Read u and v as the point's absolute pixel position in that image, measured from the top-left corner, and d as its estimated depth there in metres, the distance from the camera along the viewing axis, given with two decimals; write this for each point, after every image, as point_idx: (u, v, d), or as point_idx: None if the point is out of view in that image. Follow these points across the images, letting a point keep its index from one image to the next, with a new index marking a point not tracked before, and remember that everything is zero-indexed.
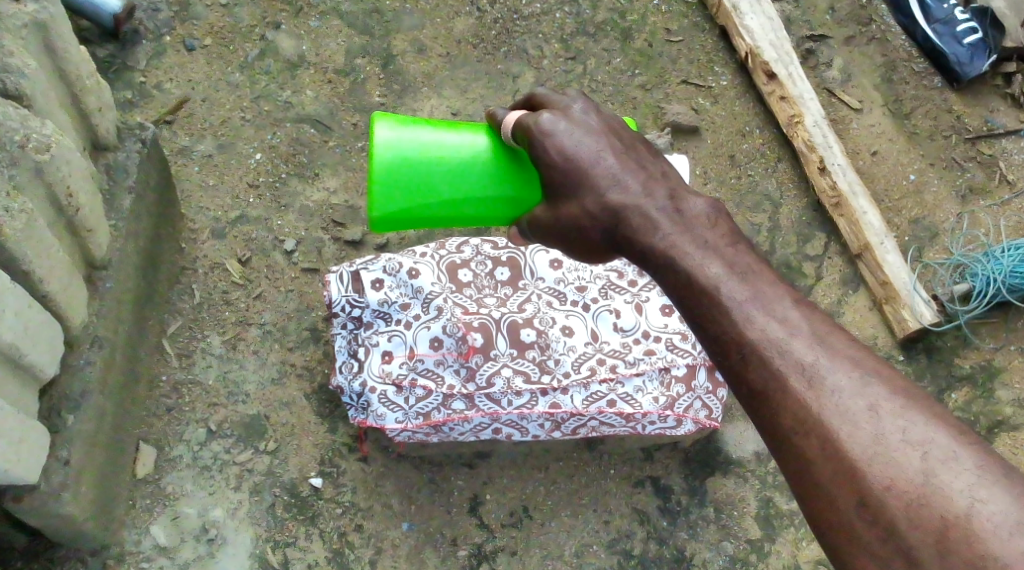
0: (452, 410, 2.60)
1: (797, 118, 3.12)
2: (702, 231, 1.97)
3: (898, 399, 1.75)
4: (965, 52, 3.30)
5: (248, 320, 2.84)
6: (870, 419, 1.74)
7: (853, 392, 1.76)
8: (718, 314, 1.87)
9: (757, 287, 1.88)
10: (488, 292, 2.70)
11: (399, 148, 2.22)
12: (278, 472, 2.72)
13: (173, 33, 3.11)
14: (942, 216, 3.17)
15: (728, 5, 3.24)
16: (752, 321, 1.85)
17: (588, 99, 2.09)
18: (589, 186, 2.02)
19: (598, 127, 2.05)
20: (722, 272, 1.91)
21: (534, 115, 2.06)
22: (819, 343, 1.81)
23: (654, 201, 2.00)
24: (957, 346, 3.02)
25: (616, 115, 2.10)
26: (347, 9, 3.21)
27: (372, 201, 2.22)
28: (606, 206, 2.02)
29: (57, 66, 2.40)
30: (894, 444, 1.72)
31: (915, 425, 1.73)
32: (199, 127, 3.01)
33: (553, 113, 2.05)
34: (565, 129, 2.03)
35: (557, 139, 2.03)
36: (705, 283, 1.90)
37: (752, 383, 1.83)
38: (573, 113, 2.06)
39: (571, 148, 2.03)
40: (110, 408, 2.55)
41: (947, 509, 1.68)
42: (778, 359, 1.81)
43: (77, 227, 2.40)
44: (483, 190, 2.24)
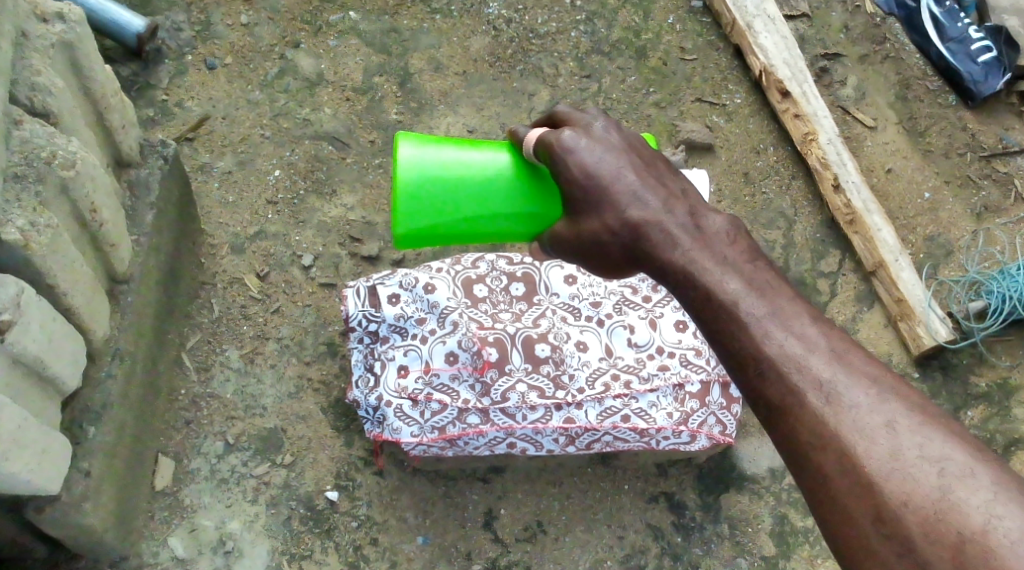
0: (467, 425, 2.62)
1: (812, 135, 3.14)
2: (721, 247, 1.99)
3: (914, 415, 1.76)
4: (980, 70, 3.32)
5: (266, 334, 2.88)
6: (887, 435, 1.75)
7: (869, 408, 1.77)
8: (735, 329, 1.89)
9: (775, 302, 1.89)
10: (503, 307, 2.73)
11: (422, 166, 2.25)
12: (295, 485, 2.75)
13: (195, 52, 3.16)
14: (958, 234, 3.17)
15: (742, 24, 3.28)
16: (769, 335, 1.86)
17: (608, 116, 2.12)
18: (610, 203, 2.04)
19: (619, 144, 2.08)
20: (740, 288, 1.92)
21: (555, 132, 2.09)
22: (837, 360, 1.82)
23: (675, 217, 2.02)
24: (973, 363, 3.02)
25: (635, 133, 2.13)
26: (365, 28, 3.26)
27: (396, 218, 2.25)
28: (625, 222, 2.03)
29: (82, 84, 2.45)
30: (911, 460, 1.73)
31: (931, 442, 1.74)
32: (219, 144, 3.05)
33: (576, 131, 2.07)
34: (587, 146, 2.06)
35: (580, 156, 2.05)
36: (722, 298, 1.92)
37: (770, 398, 1.83)
38: (595, 131, 2.08)
39: (592, 164, 2.05)
40: (131, 421, 2.59)
41: (964, 525, 1.68)
42: (795, 375, 1.82)
43: (100, 242, 2.44)
44: (505, 206, 2.26)
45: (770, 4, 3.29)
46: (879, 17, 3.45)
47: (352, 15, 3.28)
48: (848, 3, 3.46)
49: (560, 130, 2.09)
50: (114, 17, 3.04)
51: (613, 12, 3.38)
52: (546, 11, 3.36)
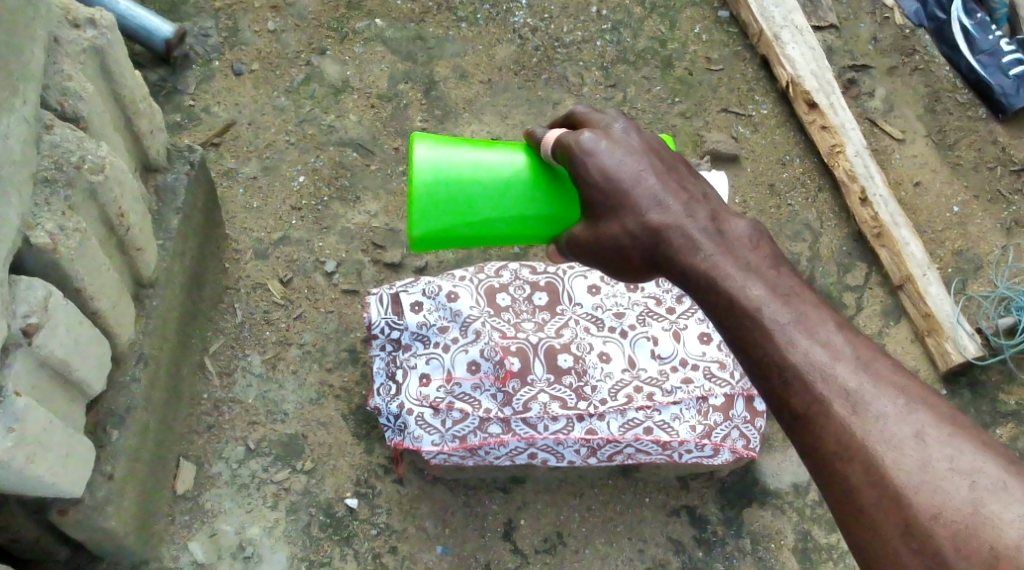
0: (488, 434, 2.60)
1: (839, 148, 3.11)
2: (744, 253, 1.98)
3: (944, 426, 1.74)
4: (1011, 83, 3.28)
5: (289, 340, 2.88)
6: (916, 446, 1.73)
7: (897, 418, 1.75)
8: (759, 336, 1.87)
9: (800, 310, 1.88)
10: (526, 316, 2.71)
11: (438, 167, 2.24)
12: (315, 492, 2.74)
13: (222, 58, 3.17)
14: (987, 249, 3.14)
15: (769, 34, 3.26)
16: (794, 343, 1.84)
17: (628, 118, 2.10)
18: (629, 206, 2.03)
19: (639, 146, 2.06)
20: (764, 293, 1.91)
21: (574, 134, 2.06)
22: (864, 368, 1.80)
23: (696, 221, 2.01)
24: (1002, 381, 2.98)
25: (655, 136, 2.11)
26: (391, 36, 3.27)
27: (412, 219, 2.24)
28: (646, 226, 2.02)
29: (112, 89, 2.46)
30: (941, 472, 1.70)
31: (962, 454, 1.71)
32: (244, 150, 3.06)
33: (595, 133, 2.05)
34: (606, 148, 2.04)
35: (598, 159, 2.03)
36: (746, 305, 1.91)
37: (793, 406, 1.82)
38: (614, 133, 2.06)
39: (613, 168, 2.03)
40: (154, 424, 2.59)
41: (997, 540, 1.65)
42: (821, 384, 1.80)
43: (127, 246, 2.45)
44: (522, 209, 2.26)
45: (798, 15, 3.27)
46: (908, 28, 3.42)
47: (378, 22, 3.28)
48: (876, 15, 3.44)
49: (577, 131, 2.08)
50: (144, 22, 3.05)
51: (639, 22, 3.37)
52: (572, 20, 3.36)
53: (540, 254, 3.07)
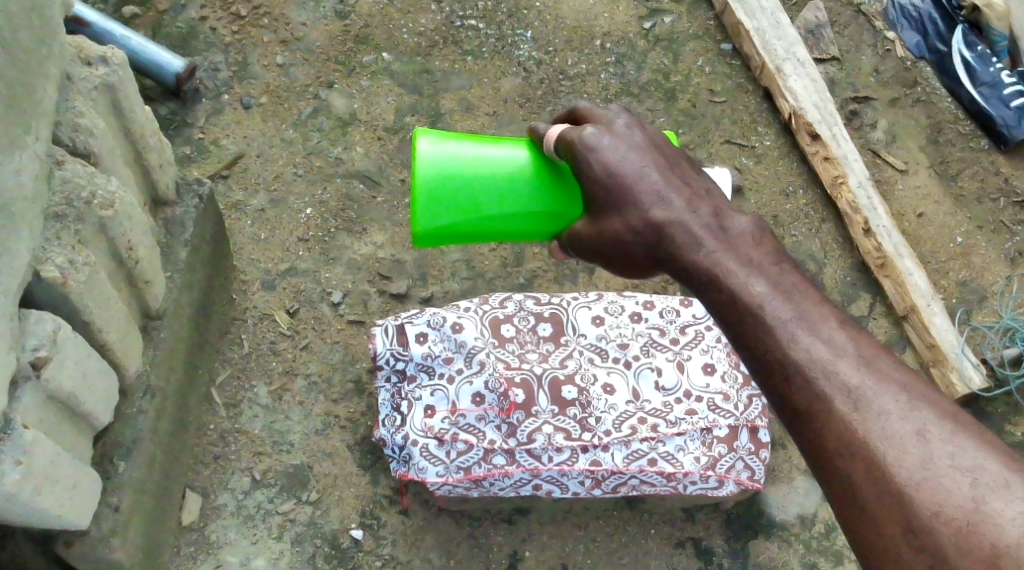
0: (492, 465, 2.61)
1: (842, 179, 3.13)
2: (746, 249, 1.99)
3: (945, 423, 1.75)
4: (1013, 114, 3.28)
5: (295, 371, 2.89)
6: (918, 443, 1.74)
7: (899, 416, 1.76)
8: (761, 333, 1.88)
9: (802, 306, 1.89)
10: (530, 347, 2.71)
11: (441, 162, 2.27)
12: (320, 523, 2.75)
13: (231, 91, 3.20)
14: (991, 279, 3.15)
15: (771, 66, 3.28)
16: (796, 341, 1.85)
17: (631, 114, 2.13)
18: (633, 203, 2.05)
19: (642, 142, 2.08)
20: (766, 290, 1.92)
21: (577, 130, 2.09)
22: (865, 365, 1.81)
23: (699, 218, 2.03)
24: (1008, 411, 2.98)
25: (658, 133, 2.14)
26: (397, 69, 3.30)
27: (416, 214, 2.26)
28: (649, 224, 2.04)
29: (122, 124, 2.49)
30: (942, 469, 1.72)
31: (963, 451, 1.72)
32: (252, 182, 3.08)
33: (597, 128, 2.08)
34: (609, 144, 2.06)
35: (602, 154, 2.06)
36: (749, 301, 1.92)
37: (795, 404, 1.83)
38: (617, 129, 2.09)
39: (615, 164, 2.06)
40: (160, 455, 2.60)
41: (999, 538, 1.66)
42: (823, 381, 1.81)
43: (135, 278, 2.47)
44: (525, 202, 2.28)
45: (800, 47, 3.30)
46: (909, 60, 3.44)
47: (385, 56, 3.31)
48: (878, 47, 3.45)
49: (581, 127, 2.10)
50: (155, 58, 3.08)
51: (643, 54, 3.39)
52: (577, 52, 3.38)
53: (545, 285, 3.08)
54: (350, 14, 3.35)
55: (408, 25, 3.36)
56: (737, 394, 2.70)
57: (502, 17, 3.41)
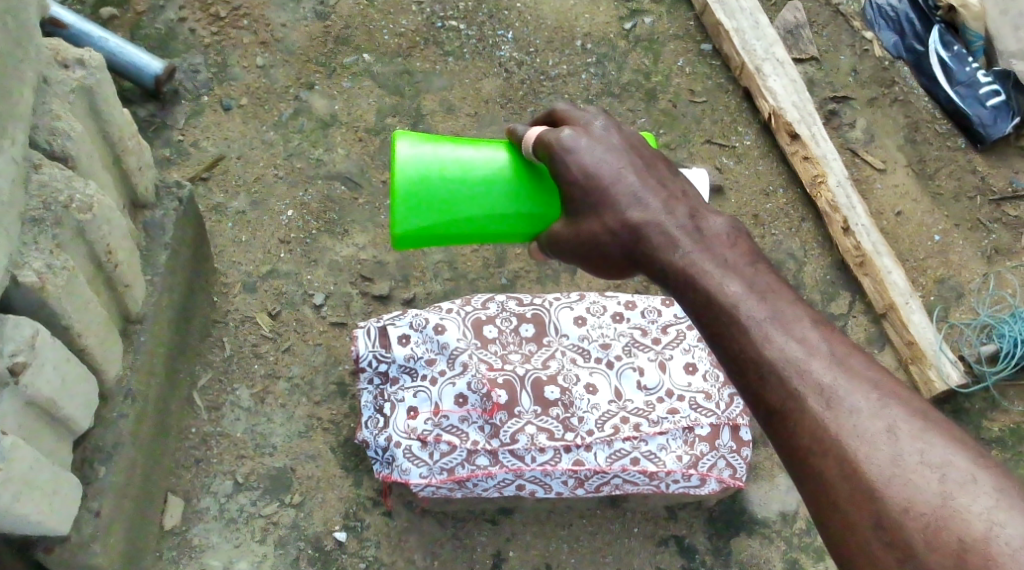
0: (475, 466, 2.61)
1: (821, 178, 3.14)
2: (721, 250, 2.01)
3: (916, 421, 1.77)
4: (989, 114, 3.32)
5: (277, 373, 2.89)
6: (888, 440, 1.75)
7: (870, 413, 1.78)
8: (736, 332, 1.90)
9: (776, 306, 1.91)
10: (513, 348, 2.72)
11: (420, 165, 2.27)
12: (303, 526, 2.75)
13: (211, 93, 3.19)
14: (968, 276, 3.17)
15: (751, 67, 3.30)
16: (771, 339, 1.87)
17: (608, 116, 2.13)
18: (610, 204, 2.05)
19: (619, 143, 2.09)
20: (740, 291, 1.93)
21: (554, 131, 2.10)
22: (837, 364, 1.83)
23: (675, 219, 2.04)
24: (985, 408, 3.00)
25: (636, 134, 2.15)
26: (378, 70, 3.29)
27: (394, 217, 2.26)
28: (626, 224, 2.05)
29: (101, 127, 2.48)
30: (912, 466, 1.73)
31: (933, 448, 1.74)
32: (233, 184, 3.08)
33: (574, 130, 2.09)
34: (586, 145, 2.07)
35: (578, 155, 2.07)
36: (724, 301, 1.93)
37: (769, 402, 1.84)
38: (595, 130, 2.10)
39: (593, 165, 2.06)
40: (141, 459, 2.59)
41: (965, 532, 1.68)
42: (796, 380, 1.83)
43: (114, 282, 2.46)
44: (504, 204, 2.28)
45: (779, 47, 3.31)
46: (887, 60, 3.46)
47: (366, 57, 3.31)
48: (856, 47, 3.47)
49: (558, 128, 2.10)
50: (134, 60, 3.07)
51: (623, 55, 3.40)
52: (557, 53, 3.39)
53: (527, 285, 3.09)
54: (331, 15, 3.35)
55: (389, 26, 3.36)
56: (718, 393, 2.72)
57: (483, 17, 3.41)
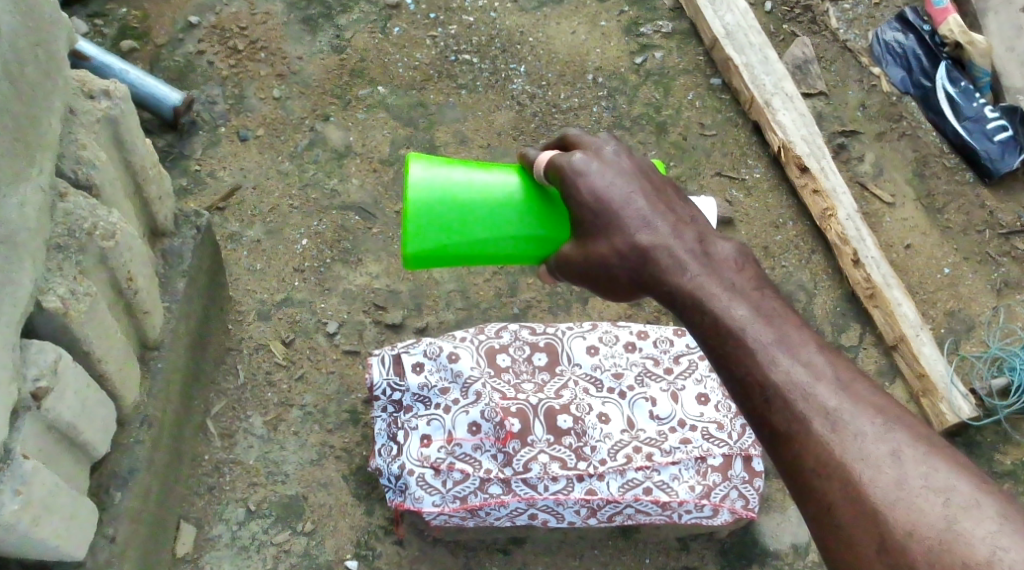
0: (488, 494, 2.61)
1: (831, 211, 3.17)
2: (729, 275, 2.02)
3: (920, 445, 1.78)
4: (996, 148, 3.36)
5: (291, 401, 2.90)
6: (892, 464, 1.77)
7: (874, 437, 1.79)
8: (742, 355, 1.91)
9: (782, 331, 1.92)
10: (526, 377, 2.73)
11: (433, 187, 2.29)
12: (315, 554, 2.75)
13: (228, 124, 3.23)
14: (978, 309, 3.19)
15: (760, 101, 3.34)
16: (776, 363, 1.88)
17: (619, 141, 2.15)
18: (619, 226, 2.06)
19: (630, 168, 2.10)
20: (748, 315, 1.95)
21: (566, 155, 2.12)
22: (842, 388, 1.85)
23: (684, 243, 2.05)
24: (996, 440, 3.01)
25: (646, 160, 2.16)
26: (392, 102, 3.33)
27: (407, 238, 2.28)
28: (635, 247, 2.05)
29: (123, 156, 2.52)
30: (916, 489, 1.74)
31: (937, 472, 1.75)
32: (249, 214, 3.11)
33: (586, 154, 2.10)
34: (597, 170, 2.09)
35: (590, 179, 2.08)
36: (731, 325, 1.94)
37: (775, 425, 1.86)
38: (606, 154, 2.11)
39: (603, 189, 2.08)
40: (157, 485, 2.60)
41: (969, 556, 1.69)
42: (801, 402, 1.84)
43: (134, 308, 2.49)
44: (515, 227, 2.30)
45: (789, 82, 3.35)
46: (895, 95, 3.50)
47: (381, 89, 3.35)
48: (864, 82, 3.51)
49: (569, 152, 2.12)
50: (153, 90, 3.12)
51: (634, 89, 3.44)
52: (569, 87, 3.43)
53: (539, 315, 3.10)
54: (346, 48, 3.40)
55: (403, 59, 3.41)
56: (731, 423, 2.71)
57: (496, 51, 3.46)
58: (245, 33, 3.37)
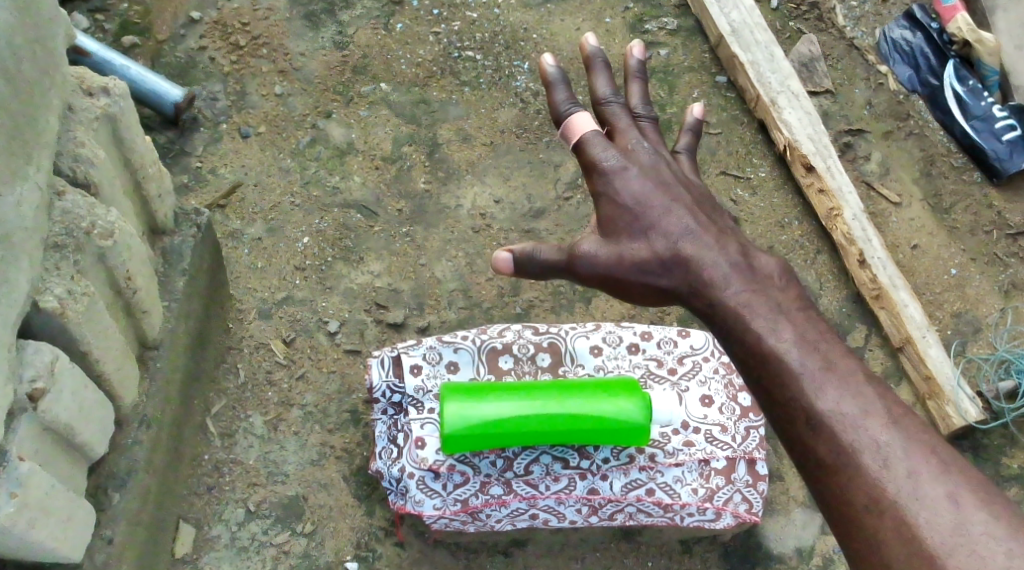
0: (489, 495, 2.58)
1: (837, 211, 3.14)
2: (774, 293, 2.15)
3: (976, 491, 1.85)
4: (1005, 148, 3.32)
5: (291, 401, 2.88)
6: (951, 506, 1.84)
7: (931, 478, 1.87)
8: (788, 378, 2.02)
9: (829, 358, 2.04)
10: (528, 378, 2.71)
11: (467, 421, 2.50)
12: (315, 555, 2.73)
13: (230, 121, 3.21)
14: (986, 311, 3.16)
15: (766, 99, 3.30)
16: (824, 393, 1.99)
17: (658, 149, 2.27)
18: (658, 231, 2.18)
19: (669, 178, 2.23)
20: (793, 339, 2.07)
21: (602, 149, 2.21)
22: (894, 424, 1.93)
23: (728, 256, 2.18)
24: (1003, 444, 2.98)
25: (682, 171, 2.28)
26: (395, 99, 3.30)
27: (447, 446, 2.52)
28: (678, 257, 2.17)
29: (122, 154, 2.50)
30: (977, 537, 1.80)
31: (996, 522, 1.81)
32: (250, 212, 3.09)
33: (624, 157, 2.21)
34: (637, 174, 2.20)
35: (629, 179, 2.19)
36: (777, 348, 2.06)
37: (820, 455, 1.95)
38: (643, 159, 2.22)
39: (641, 192, 2.19)
40: (156, 485, 2.58)
41: None
42: (847, 435, 1.94)
43: (133, 308, 2.47)
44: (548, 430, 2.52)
45: (794, 80, 3.32)
46: (902, 94, 3.46)
47: (383, 86, 3.32)
48: (871, 81, 3.48)
49: (606, 145, 2.21)
50: (154, 87, 3.10)
51: None
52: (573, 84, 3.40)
53: (542, 315, 3.07)
54: (349, 45, 3.37)
55: (406, 56, 3.38)
56: (735, 426, 2.66)
57: (499, 48, 3.43)
58: (247, 29, 3.35)
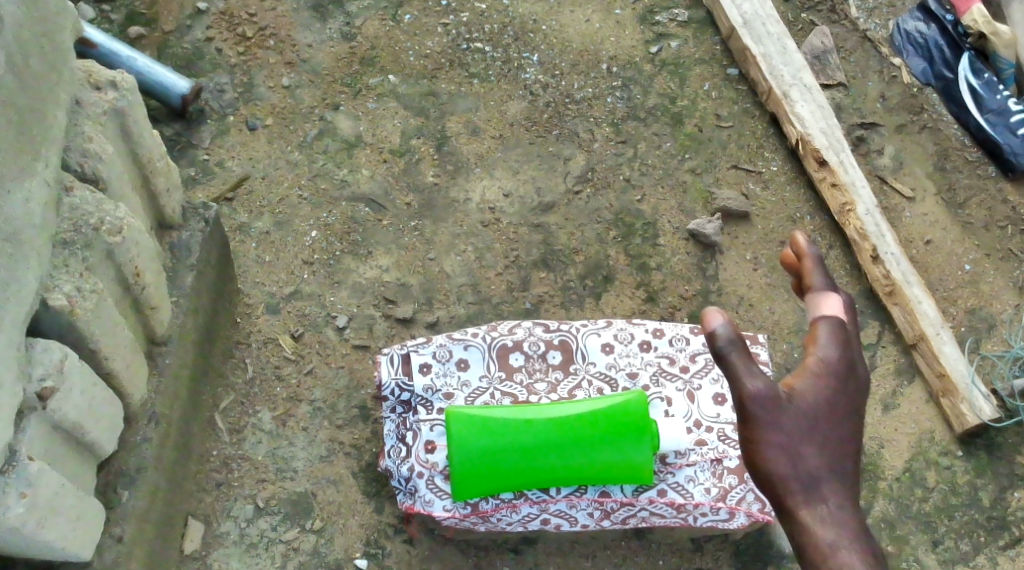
0: (500, 498, 2.57)
1: (849, 206, 3.11)
2: (826, 428, 1.87)
3: None
4: (1020, 143, 3.27)
5: (300, 396, 2.86)
6: None
7: None
8: (801, 521, 1.81)
9: (852, 514, 1.81)
10: (539, 376, 2.69)
11: (473, 440, 2.52)
12: (324, 552, 2.72)
13: (237, 113, 3.19)
14: (1000, 307, 3.14)
15: (778, 93, 3.27)
16: (834, 549, 1.77)
17: (849, 303, 1.99)
18: (726, 343, 1.89)
19: (848, 317, 1.96)
20: (819, 473, 1.83)
21: (845, 324, 1.95)
22: None
23: (802, 392, 1.89)
24: (1017, 442, 2.96)
25: (855, 318, 1.99)
26: (403, 91, 3.28)
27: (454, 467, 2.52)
28: (735, 373, 1.88)
29: (130, 149, 2.48)
30: None
31: None
32: (257, 205, 3.07)
33: (844, 322, 1.95)
34: (847, 323, 1.95)
35: (838, 327, 1.93)
36: (800, 485, 1.82)
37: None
38: (846, 314, 1.96)
39: (833, 335, 1.93)
40: (165, 483, 2.56)
41: None
42: None
43: (142, 304, 2.45)
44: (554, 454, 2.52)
45: (806, 73, 3.30)
46: (916, 87, 3.43)
47: (391, 78, 3.29)
48: (884, 73, 3.45)
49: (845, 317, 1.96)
50: (161, 79, 3.07)
51: (649, 79, 3.38)
52: (583, 76, 3.37)
53: (552, 310, 3.03)
54: (356, 36, 3.34)
55: (414, 47, 3.35)
56: None
57: (508, 40, 3.40)
58: (254, 19, 3.32)
